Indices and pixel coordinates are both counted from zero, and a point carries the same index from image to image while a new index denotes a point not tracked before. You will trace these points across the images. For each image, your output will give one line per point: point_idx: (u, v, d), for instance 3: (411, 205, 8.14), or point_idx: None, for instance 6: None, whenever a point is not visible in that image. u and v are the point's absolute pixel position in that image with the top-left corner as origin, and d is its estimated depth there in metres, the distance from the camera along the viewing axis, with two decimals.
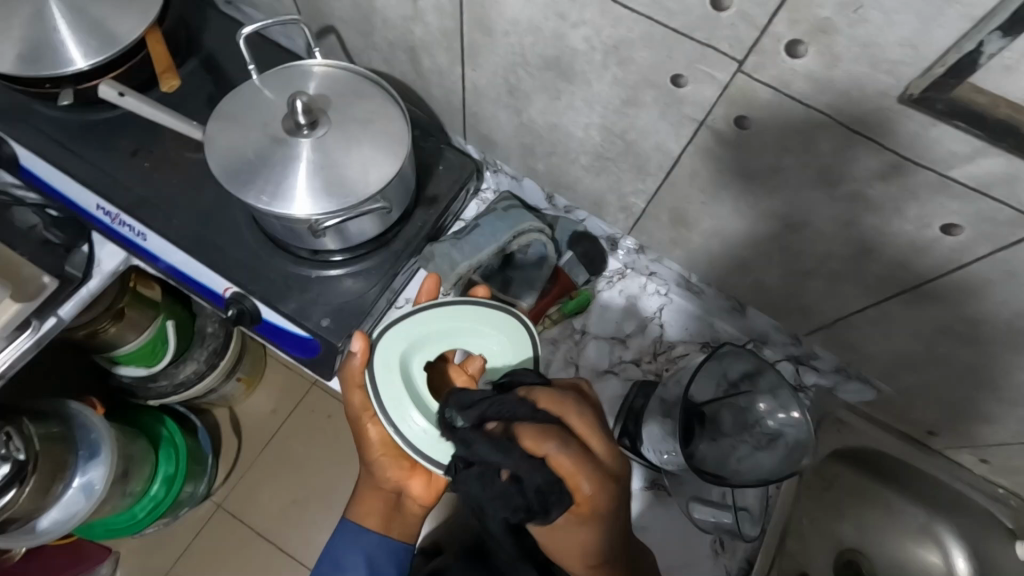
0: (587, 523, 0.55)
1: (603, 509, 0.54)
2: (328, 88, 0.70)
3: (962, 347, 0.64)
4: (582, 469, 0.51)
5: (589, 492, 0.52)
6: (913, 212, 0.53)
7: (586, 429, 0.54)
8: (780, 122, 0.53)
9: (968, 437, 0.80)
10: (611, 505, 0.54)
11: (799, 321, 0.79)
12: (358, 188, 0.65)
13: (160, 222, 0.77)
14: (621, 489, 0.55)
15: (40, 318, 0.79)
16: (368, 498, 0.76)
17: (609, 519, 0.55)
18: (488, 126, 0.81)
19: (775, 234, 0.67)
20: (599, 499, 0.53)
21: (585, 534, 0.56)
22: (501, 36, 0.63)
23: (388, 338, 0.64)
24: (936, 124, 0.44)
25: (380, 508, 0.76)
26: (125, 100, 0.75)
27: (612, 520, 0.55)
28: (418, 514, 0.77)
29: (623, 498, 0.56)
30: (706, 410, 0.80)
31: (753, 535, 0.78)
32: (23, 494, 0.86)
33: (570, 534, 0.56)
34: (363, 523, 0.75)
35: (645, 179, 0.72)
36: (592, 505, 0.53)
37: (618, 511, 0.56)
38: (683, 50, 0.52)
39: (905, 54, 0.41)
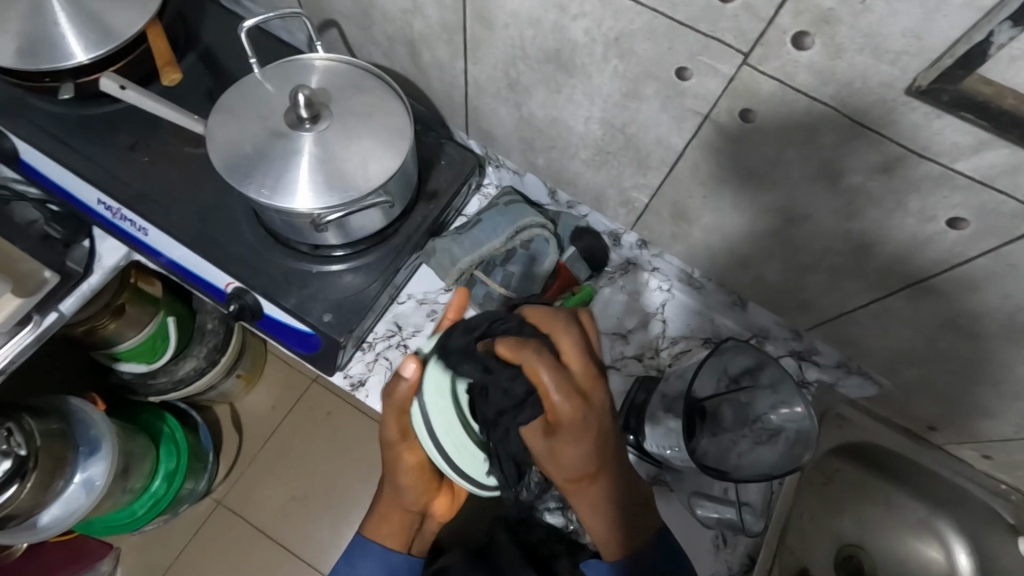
0: (564, 437, 0.56)
1: (579, 427, 0.55)
2: (328, 82, 0.69)
3: (964, 342, 0.64)
4: (553, 382, 0.53)
5: (559, 405, 0.54)
6: (917, 205, 0.53)
7: (569, 351, 0.55)
8: (783, 116, 0.53)
9: (969, 432, 0.80)
10: (584, 423, 0.55)
11: (801, 316, 0.79)
12: (359, 182, 0.64)
13: (161, 217, 0.76)
14: (598, 414, 0.56)
15: (41, 314, 0.79)
16: (389, 517, 0.78)
17: (586, 442, 0.56)
18: (489, 121, 0.80)
19: (776, 229, 0.67)
20: (570, 418, 0.54)
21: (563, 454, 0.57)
22: (503, 30, 0.63)
23: (444, 360, 0.66)
24: (941, 116, 0.44)
25: (399, 525, 0.78)
26: (126, 94, 0.74)
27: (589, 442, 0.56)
28: (434, 527, 0.82)
29: (603, 423, 0.57)
30: (707, 405, 0.79)
31: (756, 529, 0.78)
32: (24, 490, 0.86)
33: (550, 453, 0.58)
34: (381, 538, 0.78)
35: (646, 174, 0.71)
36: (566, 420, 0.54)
37: (596, 438, 0.57)
38: (685, 42, 0.52)
39: (910, 45, 0.41)
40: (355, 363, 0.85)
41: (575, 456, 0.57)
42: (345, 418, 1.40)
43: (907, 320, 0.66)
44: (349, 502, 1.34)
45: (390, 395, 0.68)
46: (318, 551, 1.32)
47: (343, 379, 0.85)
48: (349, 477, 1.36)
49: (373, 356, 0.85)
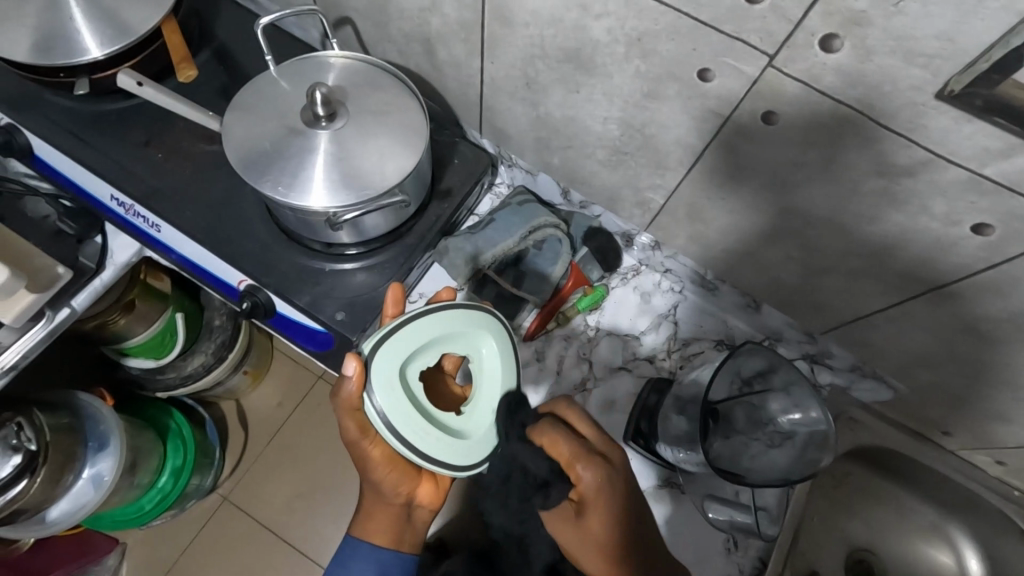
0: (589, 514, 0.64)
1: (602, 497, 0.63)
2: (344, 79, 0.69)
3: (984, 348, 0.64)
4: (576, 458, 0.64)
5: (584, 477, 0.63)
6: (941, 210, 0.52)
7: (584, 427, 0.67)
8: (806, 118, 0.52)
9: (984, 437, 0.79)
10: (604, 498, 0.63)
11: (816, 319, 0.78)
12: (374, 180, 0.64)
13: (174, 213, 0.76)
14: (620, 482, 0.64)
15: (53, 309, 0.79)
16: (376, 512, 0.76)
17: (610, 518, 0.63)
18: (504, 120, 0.80)
19: (795, 231, 0.66)
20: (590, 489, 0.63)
21: (592, 535, 0.64)
22: (523, 28, 0.62)
23: (385, 356, 0.58)
24: (970, 120, 0.44)
25: (387, 519, 0.76)
26: (144, 90, 0.74)
27: (614, 509, 0.63)
28: (425, 519, 0.79)
29: (624, 498, 0.64)
30: (720, 408, 0.79)
31: (772, 534, 0.77)
32: (34, 485, 0.85)
33: (580, 533, 0.65)
34: (371, 536, 0.76)
35: (663, 175, 0.71)
36: (588, 495, 0.63)
37: (618, 512, 0.63)
38: (709, 43, 0.51)
39: (942, 48, 0.41)
40: None
41: (604, 535, 0.63)
42: None
43: (926, 325, 0.66)
44: (354, 500, 1.34)
45: (340, 400, 0.61)
46: (322, 549, 1.32)
47: None
48: (355, 475, 1.36)
49: None
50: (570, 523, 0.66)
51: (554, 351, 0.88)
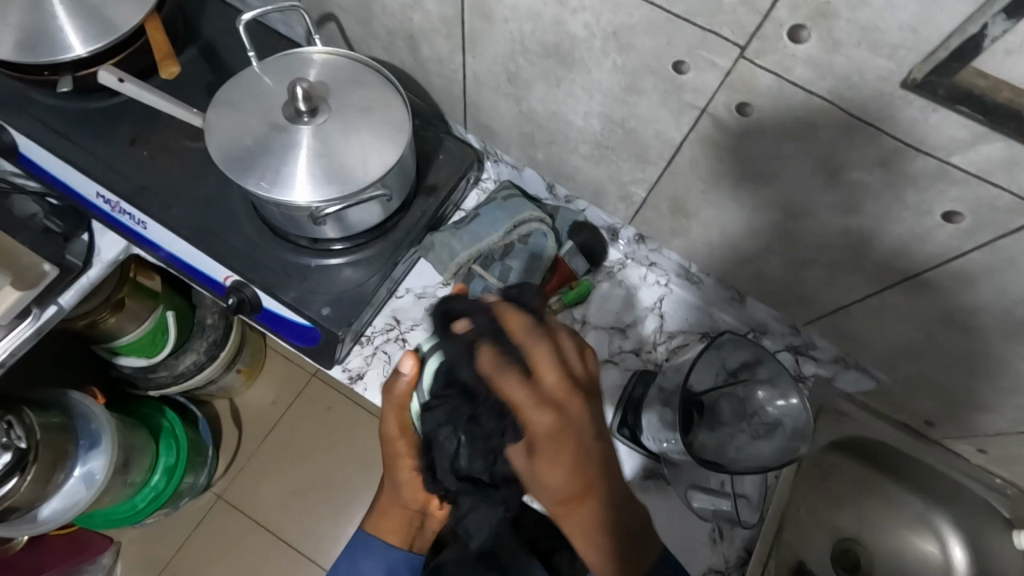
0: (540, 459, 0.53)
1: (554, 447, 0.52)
2: (327, 75, 0.69)
3: (961, 336, 0.65)
4: (541, 396, 0.51)
5: (538, 422, 0.51)
6: (914, 199, 0.53)
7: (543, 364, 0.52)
8: (781, 109, 0.53)
9: (965, 427, 0.80)
10: (569, 441, 0.52)
11: (799, 310, 0.79)
12: (357, 175, 0.65)
13: (160, 210, 0.77)
14: (586, 431, 0.53)
15: (40, 307, 0.79)
16: (388, 508, 0.77)
17: (576, 464, 0.53)
18: (488, 115, 0.80)
19: (775, 223, 0.67)
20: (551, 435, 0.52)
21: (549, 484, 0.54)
22: (502, 23, 0.63)
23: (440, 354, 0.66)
24: (936, 109, 0.44)
25: (397, 520, 0.77)
26: (125, 87, 0.74)
27: (558, 459, 0.52)
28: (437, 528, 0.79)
29: (592, 443, 0.54)
30: (705, 399, 0.80)
31: (752, 521, 0.78)
32: (24, 483, 0.86)
33: (533, 476, 0.55)
34: (380, 531, 0.77)
35: (645, 168, 0.72)
36: (545, 442, 0.52)
37: (586, 459, 0.53)
38: (682, 36, 0.52)
39: (906, 38, 0.41)
40: (353, 357, 0.85)
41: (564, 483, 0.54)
42: (346, 414, 1.40)
43: (905, 314, 0.67)
44: (348, 498, 1.35)
45: (390, 394, 0.69)
46: (317, 546, 1.32)
47: (342, 372, 0.85)
48: (349, 473, 1.37)
49: (372, 350, 0.85)
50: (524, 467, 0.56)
51: None
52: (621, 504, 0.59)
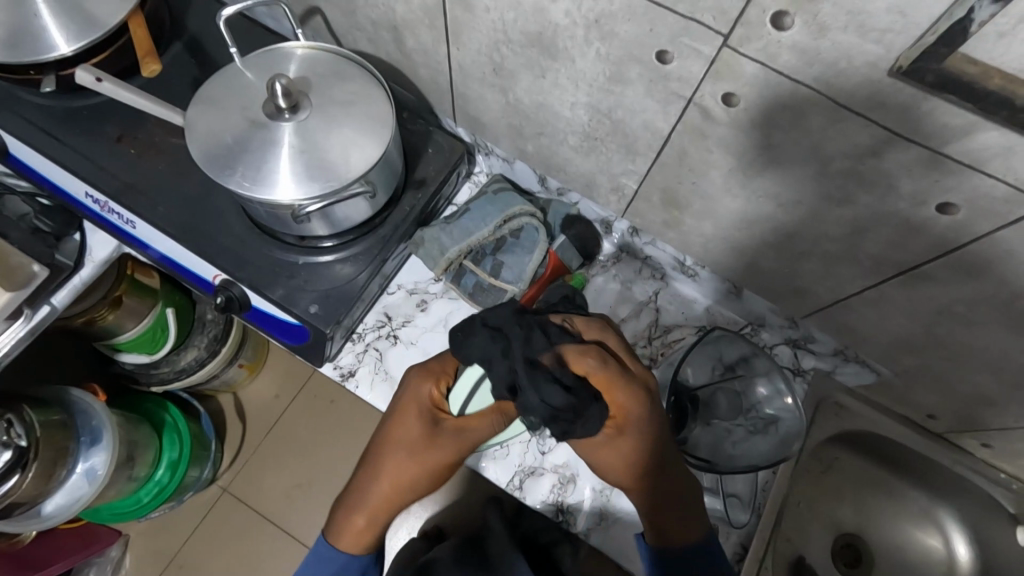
0: (620, 428, 0.66)
1: (632, 420, 0.65)
2: (309, 70, 0.68)
3: (962, 330, 0.63)
4: (617, 383, 0.63)
5: (623, 402, 0.64)
6: (908, 189, 0.51)
7: (607, 380, 0.63)
8: (769, 98, 0.51)
9: (969, 421, 0.78)
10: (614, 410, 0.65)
11: (796, 303, 0.77)
12: (340, 171, 0.63)
13: (147, 209, 0.76)
14: (642, 415, 0.65)
15: (33, 308, 0.80)
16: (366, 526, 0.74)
17: (619, 426, 0.65)
18: (475, 107, 0.79)
19: (769, 215, 0.65)
20: (635, 413, 0.65)
21: (625, 446, 0.66)
22: (483, 13, 0.61)
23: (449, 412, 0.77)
24: (928, 97, 0.42)
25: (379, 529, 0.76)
26: (103, 86, 0.73)
27: (623, 414, 0.65)
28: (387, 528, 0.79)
29: (642, 435, 0.66)
30: (700, 394, 0.79)
31: (743, 520, 0.77)
32: (26, 479, 0.86)
33: (599, 446, 0.67)
34: (353, 547, 0.75)
35: (634, 160, 0.70)
36: (630, 406, 0.64)
37: (616, 421, 0.65)
38: (666, 24, 0.50)
39: (893, 21, 0.39)
40: (345, 354, 0.85)
41: (639, 438, 0.66)
42: (348, 408, 1.41)
43: (903, 307, 0.65)
44: None
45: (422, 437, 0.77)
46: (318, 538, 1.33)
47: (333, 370, 0.84)
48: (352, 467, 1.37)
49: (364, 347, 0.85)
50: (597, 440, 0.67)
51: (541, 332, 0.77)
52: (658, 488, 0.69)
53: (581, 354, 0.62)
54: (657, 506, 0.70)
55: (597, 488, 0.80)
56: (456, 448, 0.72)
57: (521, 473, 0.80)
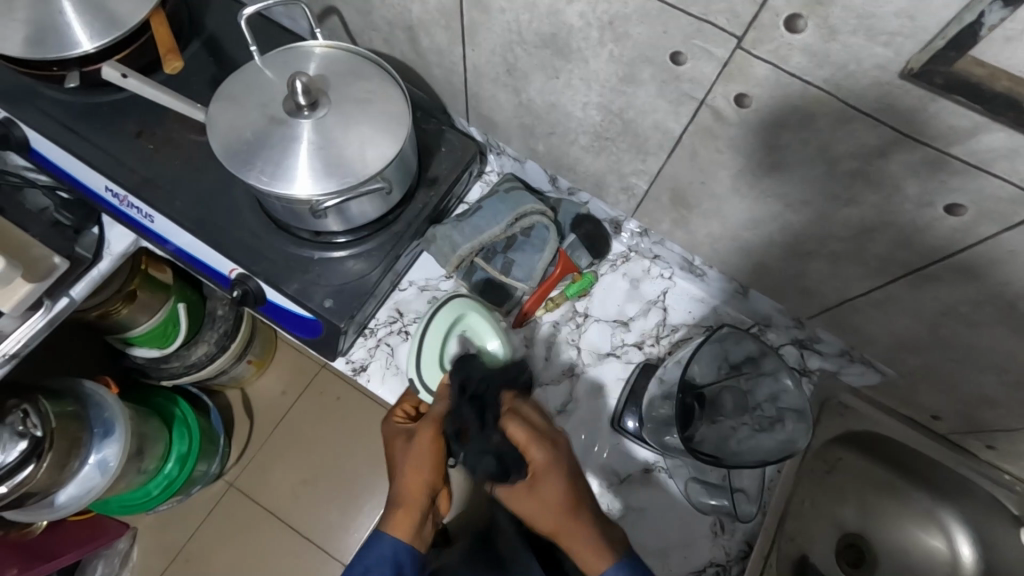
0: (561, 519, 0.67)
1: (548, 490, 0.67)
2: (328, 69, 0.70)
3: (965, 330, 0.64)
4: (532, 443, 0.66)
5: (539, 471, 0.67)
6: (915, 190, 0.52)
7: (540, 465, 0.67)
8: (780, 100, 0.52)
9: (974, 422, 0.78)
10: (539, 495, 0.67)
11: (801, 303, 0.78)
12: (356, 168, 0.65)
13: (165, 203, 0.78)
14: (553, 494, 0.66)
15: (52, 299, 0.81)
16: (408, 509, 0.71)
17: (545, 499, 0.67)
18: (488, 107, 0.80)
19: (776, 215, 0.66)
20: (544, 473, 0.67)
21: (525, 496, 0.67)
22: (498, 14, 0.62)
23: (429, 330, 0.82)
24: (936, 98, 0.43)
25: (422, 518, 0.71)
26: (128, 82, 0.75)
27: (539, 491, 0.67)
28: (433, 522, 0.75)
29: (559, 504, 0.67)
30: (707, 393, 0.80)
31: (750, 514, 0.78)
32: (41, 469, 0.88)
33: (529, 504, 0.67)
34: (403, 532, 0.70)
35: (645, 160, 0.71)
36: (546, 458, 0.67)
37: (545, 459, 0.67)
38: (679, 26, 0.51)
39: (903, 25, 0.41)
40: (357, 348, 0.86)
41: (546, 489, 0.67)
42: (353, 405, 1.42)
43: (908, 307, 0.66)
44: (358, 488, 1.37)
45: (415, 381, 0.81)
46: (326, 534, 1.35)
47: (345, 364, 0.86)
48: (357, 463, 1.39)
49: (375, 342, 0.86)
50: (518, 483, 0.67)
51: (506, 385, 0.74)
52: (569, 494, 0.67)
53: (530, 441, 0.66)
54: (564, 516, 0.67)
55: (603, 484, 0.82)
56: (426, 430, 0.72)
57: None
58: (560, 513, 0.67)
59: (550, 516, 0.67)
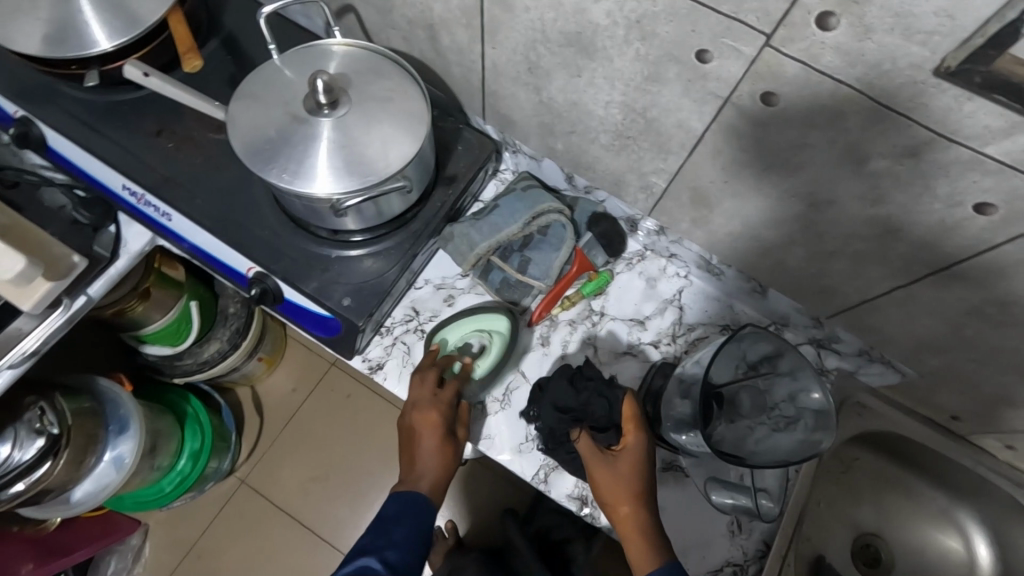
0: (630, 502, 0.70)
1: (633, 468, 0.72)
2: (348, 67, 0.70)
3: (990, 330, 0.63)
4: (635, 420, 0.72)
5: (629, 448, 0.72)
6: (945, 190, 0.51)
7: (630, 441, 0.72)
8: (807, 98, 0.52)
9: (994, 422, 0.78)
10: (621, 471, 0.71)
11: (821, 302, 0.78)
12: (377, 166, 0.65)
13: (184, 201, 0.78)
14: (634, 474, 0.71)
15: (70, 297, 0.81)
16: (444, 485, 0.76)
17: (628, 473, 0.71)
18: (507, 105, 0.80)
19: (798, 214, 0.66)
20: (631, 449, 0.72)
21: (609, 468, 0.71)
22: (522, 13, 0.62)
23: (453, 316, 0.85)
24: (971, 98, 0.43)
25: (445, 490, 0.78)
26: (149, 81, 0.74)
27: (621, 465, 0.71)
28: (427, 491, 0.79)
29: (638, 484, 0.71)
30: (724, 392, 0.77)
31: (772, 515, 0.78)
32: (57, 466, 0.88)
33: (606, 476, 0.71)
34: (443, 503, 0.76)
35: (666, 159, 0.71)
36: (639, 439, 0.72)
37: (637, 437, 0.72)
38: (708, 25, 0.50)
39: (941, 24, 0.40)
40: (373, 347, 0.86)
41: (629, 466, 0.72)
42: (364, 402, 1.43)
43: (931, 307, 0.65)
44: (368, 485, 1.37)
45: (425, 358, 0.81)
46: (337, 530, 1.35)
47: (362, 363, 0.86)
48: (368, 460, 1.39)
49: (392, 340, 0.86)
50: (600, 454, 0.72)
51: (573, 392, 0.74)
52: (644, 480, 0.72)
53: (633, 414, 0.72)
54: (638, 498, 0.71)
55: None
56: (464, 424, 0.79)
57: (546, 467, 0.82)
58: (634, 492, 0.71)
59: (628, 494, 0.71)
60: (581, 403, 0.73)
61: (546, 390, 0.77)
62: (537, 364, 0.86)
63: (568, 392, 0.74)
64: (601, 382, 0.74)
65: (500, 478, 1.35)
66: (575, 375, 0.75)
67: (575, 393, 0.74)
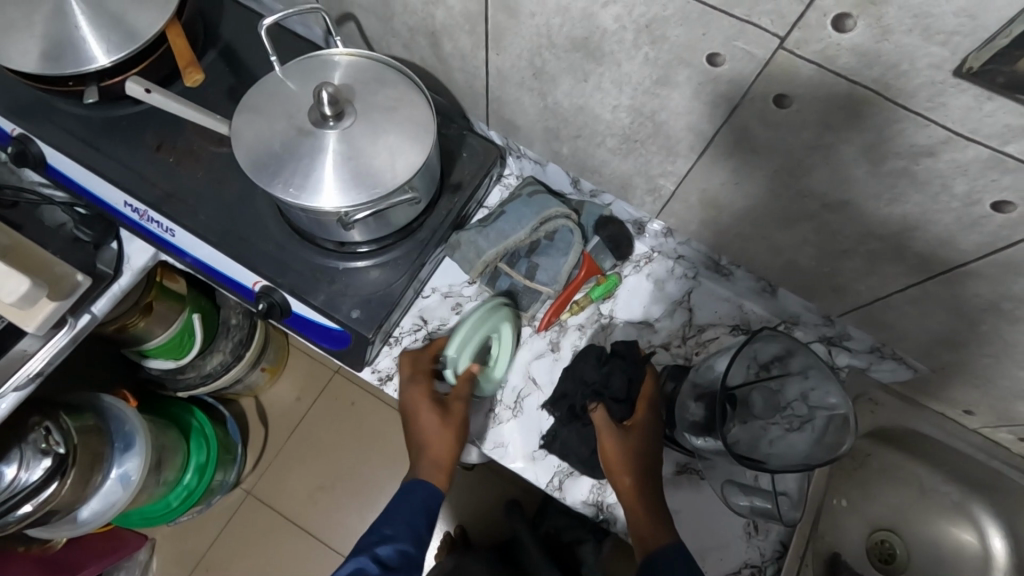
0: (639, 473, 0.72)
1: (645, 442, 0.74)
2: (351, 77, 0.69)
3: (1007, 325, 0.63)
4: (651, 399, 0.76)
5: (643, 424, 0.75)
6: (963, 188, 0.51)
7: (643, 418, 0.75)
8: (822, 98, 0.51)
9: (1009, 416, 0.78)
10: (634, 443, 0.73)
11: (834, 301, 0.77)
12: (385, 178, 0.64)
13: (187, 216, 0.77)
14: (646, 450, 0.73)
15: (74, 316, 0.80)
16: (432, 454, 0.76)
17: (640, 446, 0.73)
18: (511, 110, 0.79)
19: (810, 214, 0.65)
20: (645, 425, 0.75)
21: (625, 441, 0.73)
22: (527, 18, 0.61)
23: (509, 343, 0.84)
24: (991, 98, 0.43)
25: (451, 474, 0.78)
26: (152, 97, 0.74)
27: (635, 439, 0.73)
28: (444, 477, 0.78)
29: (648, 458, 0.73)
30: (738, 393, 0.75)
31: (793, 518, 0.75)
32: (64, 486, 0.86)
33: (621, 449, 0.72)
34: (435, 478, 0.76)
35: (675, 161, 0.70)
36: (651, 417, 0.76)
37: (651, 415, 0.76)
38: (719, 27, 0.50)
39: (962, 24, 0.40)
40: (382, 358, 0.86)
41: (642, 441, 0.74)
42: (369, 410, 1.42)
43: (946, 305, 0.65)
44: (376, 493, 1.37)
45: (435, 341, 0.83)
46: (345, 540, 1.34)
47: (371, 373, 0.85)
48: (376, 468, 1.38)
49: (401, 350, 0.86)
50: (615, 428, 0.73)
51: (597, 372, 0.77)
52: (654, 456, 0.74)
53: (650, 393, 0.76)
54: (646, 473, 0.72)
55: None
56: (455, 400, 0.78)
57: (560, 474, 0.81)
58: (644, 466, 0.72)
59: (640, 469, 0.72)
60: (600, 378, 0.77)
61: (570, 369, 0.81)
62: (548, 369, 0.86)
63: (592, 368, 0.79)
64: (624, 361, 0.78)
65: (508, 482, 1.35)
66: (601, 355, 0.80)
67: (599, 368, 0.78)
